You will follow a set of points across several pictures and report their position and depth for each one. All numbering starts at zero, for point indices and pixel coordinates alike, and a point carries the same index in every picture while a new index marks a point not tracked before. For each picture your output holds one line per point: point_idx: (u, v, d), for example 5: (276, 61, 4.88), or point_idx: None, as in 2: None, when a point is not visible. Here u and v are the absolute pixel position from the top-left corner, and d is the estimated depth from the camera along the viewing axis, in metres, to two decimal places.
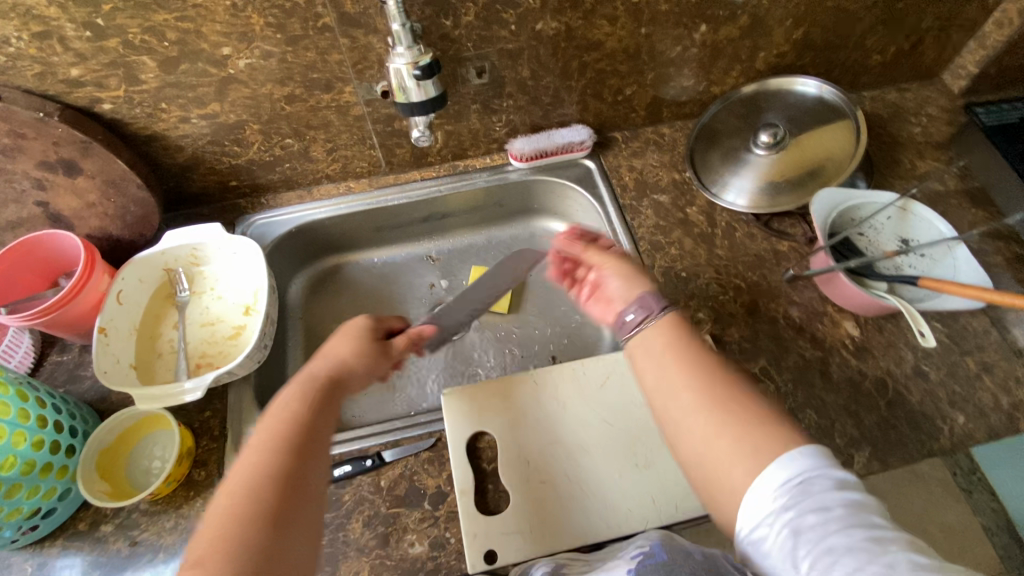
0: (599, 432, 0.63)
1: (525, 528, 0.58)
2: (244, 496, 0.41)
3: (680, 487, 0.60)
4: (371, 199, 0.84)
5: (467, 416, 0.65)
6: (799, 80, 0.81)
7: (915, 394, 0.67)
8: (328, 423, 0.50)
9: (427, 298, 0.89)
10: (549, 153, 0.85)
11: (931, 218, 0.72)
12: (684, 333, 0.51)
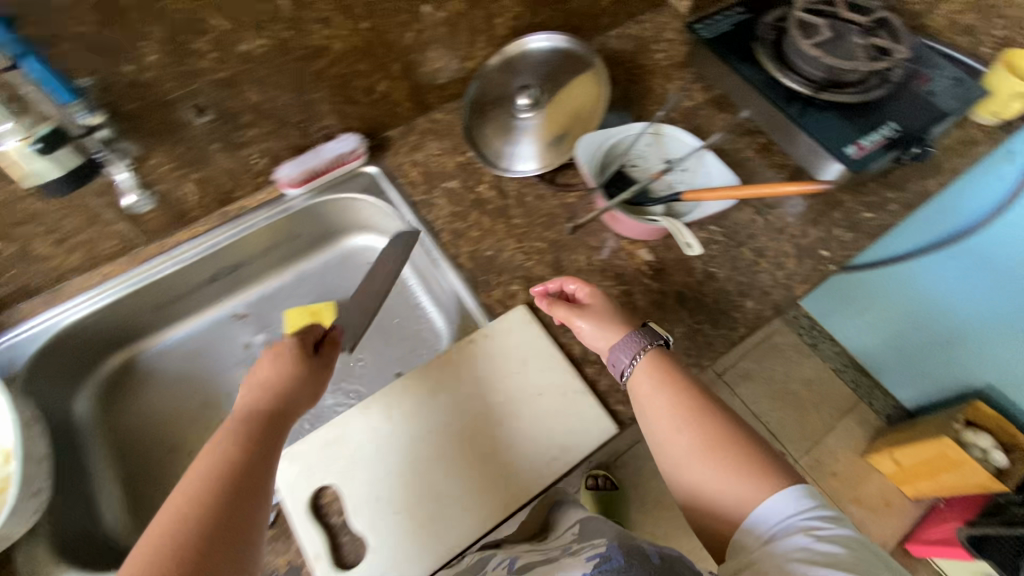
0: (440, 440, 0.63)
1: (391, 565, 0.57)
2: (183, 533, 0.44)
3: (528, 463, 0.62)
4: (137, 278, 0.74)
5: (303, 478, 0.61)
6: (529, 39, 0.83)
7: (710, 296, 0.73)
8: (271, 450, 0.55)
9: (247, 360, 0.82)
10: (322, 170, 0.79)
11: (680, 134, 0.78)
12: (675, 376, 0.60)
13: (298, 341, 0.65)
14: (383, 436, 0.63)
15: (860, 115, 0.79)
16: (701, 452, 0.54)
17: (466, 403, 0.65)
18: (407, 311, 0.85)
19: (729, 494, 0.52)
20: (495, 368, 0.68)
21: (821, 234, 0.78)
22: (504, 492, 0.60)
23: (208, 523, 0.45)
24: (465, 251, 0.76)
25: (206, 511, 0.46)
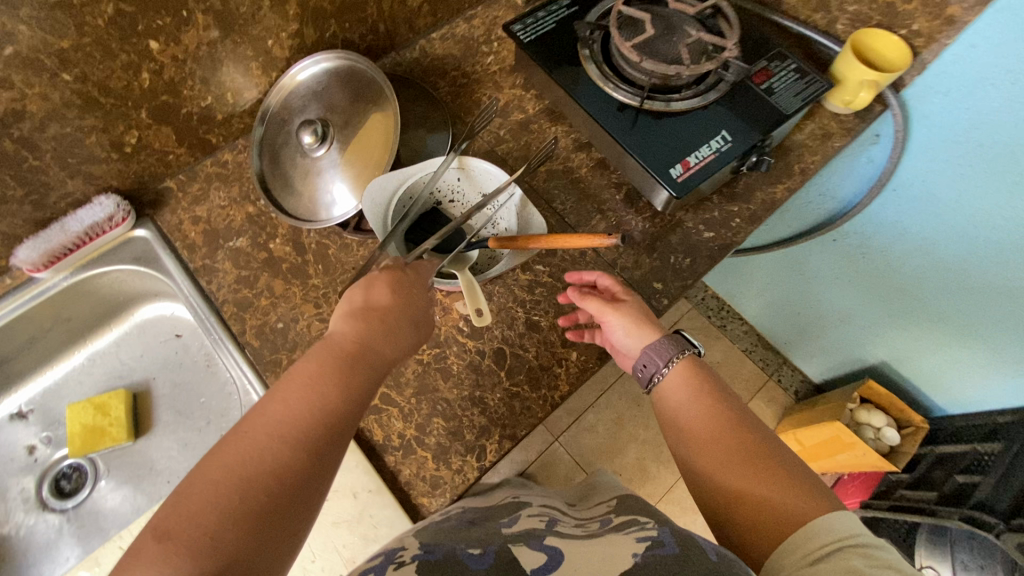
0: None
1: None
2: (245, 487, 0.41)
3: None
4: None
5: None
6: (296, 73, 0.72)
7: (530, 351, 0.66)
8: (361, 387, 0.50)
9: (31, 466, 0.72)
10: (74, 246, 0.67)
11: (488, 169, 0.68)
12: (712, 388, 0.57)
13: (415, 276, 0.58)
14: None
15: (694, 122, 0.71)
16: (735, 441, 0.52)
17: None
18: (215, 390, 0.75)
19: (744, 483, 0.49)
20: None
21: (656, 264, 0.71)
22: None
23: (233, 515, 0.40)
24: (253, 326, 0.67)
25: (273, 463, 0.43)
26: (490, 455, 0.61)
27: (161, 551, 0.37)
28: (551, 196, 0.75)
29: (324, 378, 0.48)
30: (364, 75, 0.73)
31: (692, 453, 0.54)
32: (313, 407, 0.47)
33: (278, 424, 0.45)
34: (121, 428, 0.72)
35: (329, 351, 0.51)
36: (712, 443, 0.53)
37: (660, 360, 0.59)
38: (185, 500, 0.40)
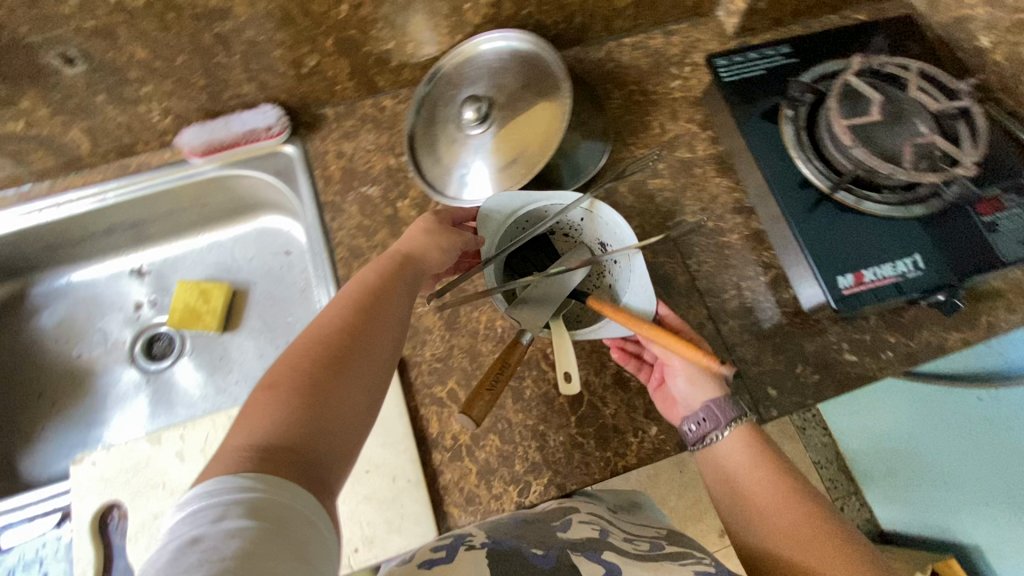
0: None
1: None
2: (319, 344, 0.44)
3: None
4: (22, 216, 0.70)
5: (95, 487, 0.57)
6: (479, 42, 0.70)
7: (609, 407, 0.61)
8: (411, 283, 0.54)
9: (133, 322, 0.78)
10: (230, 143, 0.71)
11: (617, 221, 0.59)
12: (758, 443, 0.53)
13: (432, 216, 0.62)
14: (185, 468, 0.58)
15: (883, 231, 0.61)
16: (797, 506, 0.49)
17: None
18: (304, 313, 0.77)
19: (814, 554, 0.46)
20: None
21: (778, 366, 0.63)
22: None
23: (324, 366, 0.42)
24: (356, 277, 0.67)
25: (341, 329, 0.45)
26: (532, 496, 0.58)
27: (271, 406, 0.39)
28: (689, 252, 0.68)
29: (380, 276, 0.52)
30: (547, 66, 0.68)
31: (754, 521, 0.50)
32: (374, 293, 0.50)
33: (348, 305, 0.48)
34: (214, 317, 0.76)
35: (374, 264, 0.54)
36: (781, 511, 0.49)
37: (722, 418, 0.54)
38: (283, 362, 0.43)
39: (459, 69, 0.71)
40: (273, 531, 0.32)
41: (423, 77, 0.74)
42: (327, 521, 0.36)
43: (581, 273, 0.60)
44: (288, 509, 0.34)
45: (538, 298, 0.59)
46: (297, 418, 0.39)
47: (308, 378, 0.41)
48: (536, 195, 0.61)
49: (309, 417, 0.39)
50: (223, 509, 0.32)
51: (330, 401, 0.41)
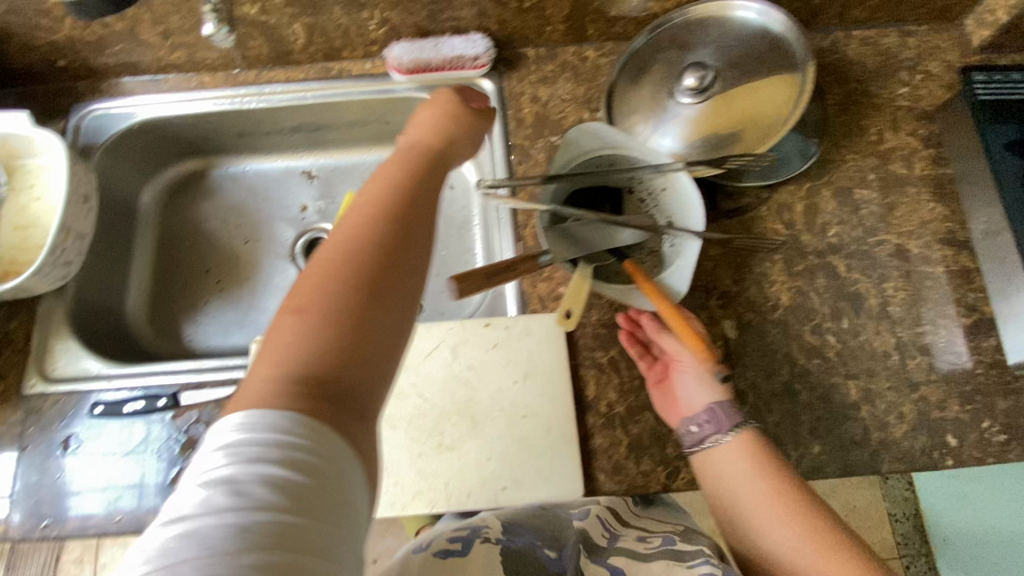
0: (411, 407, 0.60)
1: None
2: (346, 255, 0.35)
3: (477, 477, 0.57)
4: (227, 99, 0.72)
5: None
6: (737, 3, 0.64)
7: (774, 414, 0.59)
8: (440, 178, 0.43)
9: (298, 222, 0.81)
10: (435, 67, 0.70)
11: (693, 200, 0.58)
12: (757, 452, 0.52)
13: (454, 95, 0.49)
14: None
15: None
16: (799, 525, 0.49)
17: (451, 382, 0.60)
18: (458, 248, 0.78)
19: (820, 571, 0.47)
20: (496, 365, 0.61)
21: (963, 416, 0.59)
22: (440, 493, 0.56)
23: (356, 285, 0.34)
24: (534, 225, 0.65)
25: (369, 237, 0.36)
26: (680, 483, 0.57)
27: (293, 339, 0.33)
28: (884, 275, 0.64)
29: (406, 171, 0.41)
30: (791, 53, 0.63)
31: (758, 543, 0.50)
32: (399, 187, 0.40)
33: (376, 205, 0.38)
34: None
35: (392, 157, 0.43)
36: (788, 535, 0.49)
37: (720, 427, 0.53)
38: (310, 279, 0.35)
39: (689, 29, 0.66)
40: (311, 487, 0.29)
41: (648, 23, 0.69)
42: (363, 461, 0.32)
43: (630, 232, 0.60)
44: (326, 462, 0.30)
45: (571, 238, 0.58)
46: (339, 350, 0.33)
47: (340, 304, 0.34)
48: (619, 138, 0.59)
49: (342, 350, 0.33)
50: (232, 459, 0.29)
51: (363, 326, 0.34)
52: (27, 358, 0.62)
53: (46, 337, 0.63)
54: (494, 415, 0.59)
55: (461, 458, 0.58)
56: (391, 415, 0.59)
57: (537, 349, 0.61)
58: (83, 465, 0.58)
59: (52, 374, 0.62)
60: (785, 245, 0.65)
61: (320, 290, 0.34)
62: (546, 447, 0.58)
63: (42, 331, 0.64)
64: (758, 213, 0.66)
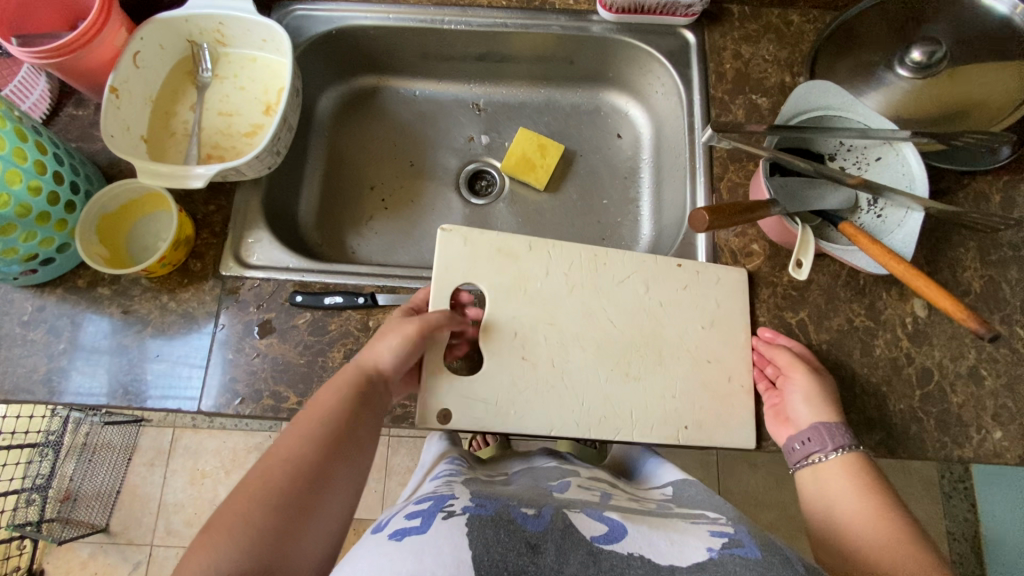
0: (598, 330, 0.60)
1: (490, 399, 0.57)
2: (272, 479, 0.44)
3: (660, 413, 0.58)
4: (425, 16, 0.71)
5: (462, 262, 0.60)
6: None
7: (957, 395, 0.59)
8: (374, 410, 0.52)
9: (463, 152, 0.81)
10: (646, 9, 0.69)
11: (915, 174, 0.58)
12: (865, 474, 0.52)
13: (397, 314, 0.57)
14: (551, 282, 0.60)
15: None
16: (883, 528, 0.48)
17: (640, 316, 0.61)
18: (620, 198, 0.78)
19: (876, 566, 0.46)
20: (684, 308, 0.61)
21: None
22: (623, 421, 0.57)
23: (282, 503, 0.43)
24: (730, 180, 0.65)
25: (299, 467, 0.45)
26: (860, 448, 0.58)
27: (213, 539, 0.40)
28: None
29: (349, 402, 0.51)
30: None
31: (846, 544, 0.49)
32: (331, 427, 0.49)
33: (306, 436, 0.48)
34: (545, 173, 0.78)
35: (335, 385, 0.52)
36: (871, 536, 0.48)
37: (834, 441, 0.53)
38: (240, 497, 0.43)
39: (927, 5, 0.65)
40: None
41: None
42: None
43: (834, 198, 0.59)
44: None
45: (789, 193, 0.58)
46: (244, 544, 0.40)
47: (252, 514, 0.42)
48: (846, 102, 0.59)
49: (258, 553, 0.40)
50: None
51: (287, 539, 0.42)
52: (223, 243, 0.63)
53: (241, 225, 0.64)
54: (679, 354, 0.60)
55: (644, 391, 0.59)
56: (577, 334, 0.59)
57: (726, 300, 0.61)
58: (260, 352, 0.59)
59: (247, 261, 0.63)
60: (982, 233, 0.64)
61: (236, 507, 0.42)
62: (731, 395, 0.59)
63: (239, 220, 0.64)
64: (953, 197, 0.66)
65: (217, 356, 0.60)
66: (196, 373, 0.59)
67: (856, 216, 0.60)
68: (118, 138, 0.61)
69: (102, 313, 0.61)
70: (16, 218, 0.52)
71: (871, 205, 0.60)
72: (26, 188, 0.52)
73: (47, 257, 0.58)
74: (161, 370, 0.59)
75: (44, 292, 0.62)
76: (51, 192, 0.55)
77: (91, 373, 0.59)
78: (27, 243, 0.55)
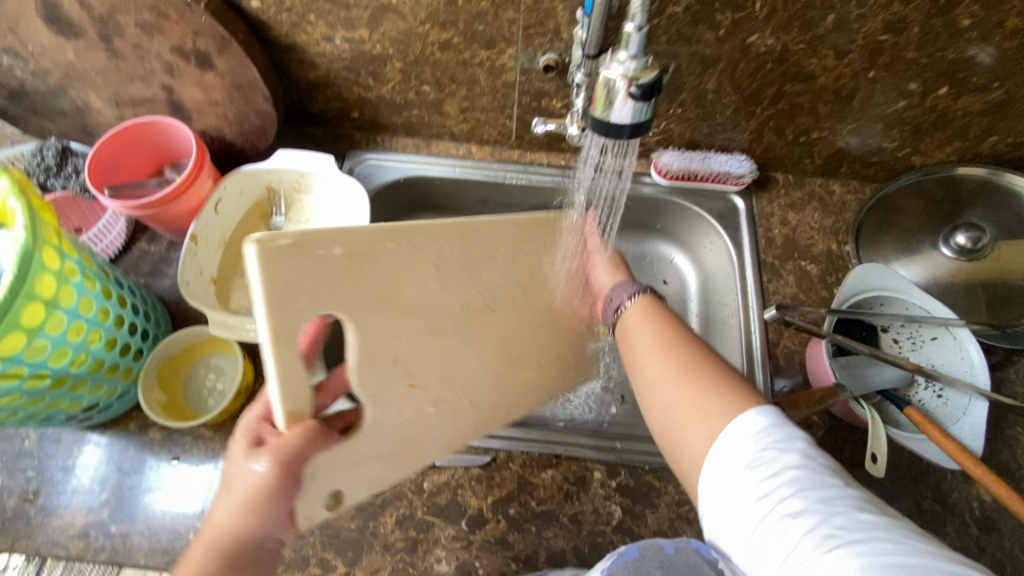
0: (467, 318, 0.52)
1: (376, 454, 0.48)
2: None
3: (529, 387, 0.57)
4: (488, 171, 0.75)
5: (300, 281, 0.41)
6: None
7: None
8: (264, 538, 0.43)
9: None
10: (699, 177, 0.73)
11: (976, 362, 0.59)
12: (660, 306, 0.53)
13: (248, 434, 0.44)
14: (417, 282, 0.49)
15: None
16: (687, 394, 0.44)
17: (522, 283, 0.57)
18: None
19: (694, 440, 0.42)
20: (537, 269, 0.58)
21: None
22: (513, 413, 0.56)
23: None
24: (786, 346, 0.66)
25: None
26: None
27: None
28: None
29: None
30: None
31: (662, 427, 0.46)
32: None
33: None
34: None
35: (189, 556, 0.41)
36: (663, 391, 0.46)
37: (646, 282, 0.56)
38: None
39: (966, 187, 0.69)
40: None
41: (917, 166, 0.72)
42: None
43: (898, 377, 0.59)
44: None
45: None
46: None
47: None
48: (903, 284, 0.61)
49: None
50: None
51: None
52: None
53: None
54: (556, 321, 0.60)
55: (521, 376, 0.57)
56: (466, 337, 0.52)
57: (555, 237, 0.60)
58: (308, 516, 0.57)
59: None
60: None
61: None
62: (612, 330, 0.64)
63: None
64: (1006, 374, 0.66)
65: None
66: None
67: (914, 393, 0.61)
68: (192, 283, 0.62)
69: (149, 458, 0.60)
70: (89, 375, 0.52)
71: (932, 386, 0.60)
72: (103, 344, 0.53)
73: (105, 404, 0.57)
74: (189, 516, 0.57)
75: (95, 433, 0.61)
76: (124, 343, 0.56)
77: (112, 533, 0.56)
78: (92, 395, 0.54)
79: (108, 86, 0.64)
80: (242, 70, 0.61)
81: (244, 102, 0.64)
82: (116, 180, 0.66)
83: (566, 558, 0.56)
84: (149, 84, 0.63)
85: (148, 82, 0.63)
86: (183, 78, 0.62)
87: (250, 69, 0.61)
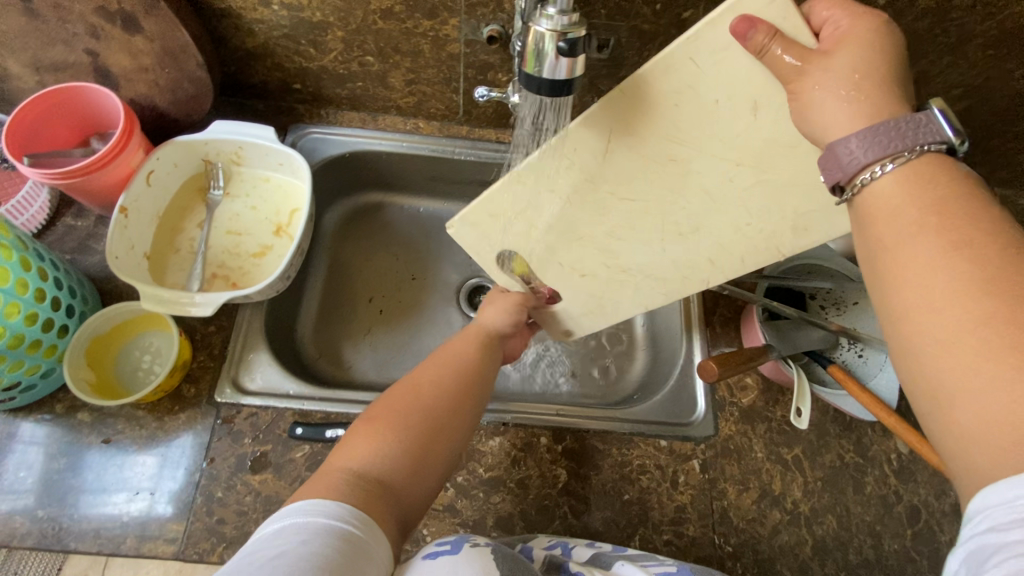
0: (619, 212, 0.51)
1: (589, 308, 0.61)
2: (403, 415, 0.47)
3: (728, 244, 0.50)
4: (435, 146, 0.75)
5: (480, 241, 0.57)
6: None
7: (946, 533, 0.60)
8: (484, 398, 0.53)
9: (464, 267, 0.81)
10: None
11: None
12: (941, 181, 0.30)
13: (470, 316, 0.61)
14: (542, 207, 0.52)
15: None
16: (961, 328, 0.27)
17: (651, 170, 0.47)
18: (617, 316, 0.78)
19: (968, 412, 0.26)
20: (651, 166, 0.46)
21: None
22: (708, 276, 0.53)
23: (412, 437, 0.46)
24: (722, 313, 0.69)
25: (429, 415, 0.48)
26: None
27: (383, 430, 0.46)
28: None
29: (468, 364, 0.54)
30: None
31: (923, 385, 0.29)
32: (451, 386, 0.51)
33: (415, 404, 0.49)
34: None
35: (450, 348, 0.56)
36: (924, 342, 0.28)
37: (899, 141, 0.31)
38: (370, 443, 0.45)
39: None
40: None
41: None
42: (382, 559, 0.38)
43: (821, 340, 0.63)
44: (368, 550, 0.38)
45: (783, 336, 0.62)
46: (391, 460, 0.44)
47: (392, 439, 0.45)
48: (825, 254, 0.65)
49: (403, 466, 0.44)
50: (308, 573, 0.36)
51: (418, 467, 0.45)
52: (221, 366, 0.61)
53: (242, 346, 0.63)
54: (728, 200, 0.46)
55: (705, 246, 0.51)
56: (631, 225, 0.51)
57: (679, 99, 0.42)
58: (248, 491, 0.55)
59: (245, 386, 0.61)
60: None
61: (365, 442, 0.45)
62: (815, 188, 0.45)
63: (239, 341, 0.63)
64: None
65: (186, 475, 0.56)
66: (160, 506, 0.55)
67: (837, 354, 0.65)
68: (122, 258, 0.60)
69: (78, 441, 0.57)
70: (6, 349, 0.50)
71: (852, 347, 0.64)
72: (23, 318, 0.51)
73: (29, 384, 0.54)
74: (121, 499, 0.55)
75: (18, 417, 0.58)
76: (47, 319, 0.53)
77: (40, 518, 0.54)
78: (13, 372, 0.52)
79: (26, 50, 0.60)
80: (173, 33, 0.58)
81: (176, 69, 0.62)
82: (39, 150, 0.62)
83: (513, 522, 0.57)
84: (72, 48, 0.60)
85: (70, 46, 0.60)
86: (109, 43, 0.59)
87: (180, 33, 0.58)
